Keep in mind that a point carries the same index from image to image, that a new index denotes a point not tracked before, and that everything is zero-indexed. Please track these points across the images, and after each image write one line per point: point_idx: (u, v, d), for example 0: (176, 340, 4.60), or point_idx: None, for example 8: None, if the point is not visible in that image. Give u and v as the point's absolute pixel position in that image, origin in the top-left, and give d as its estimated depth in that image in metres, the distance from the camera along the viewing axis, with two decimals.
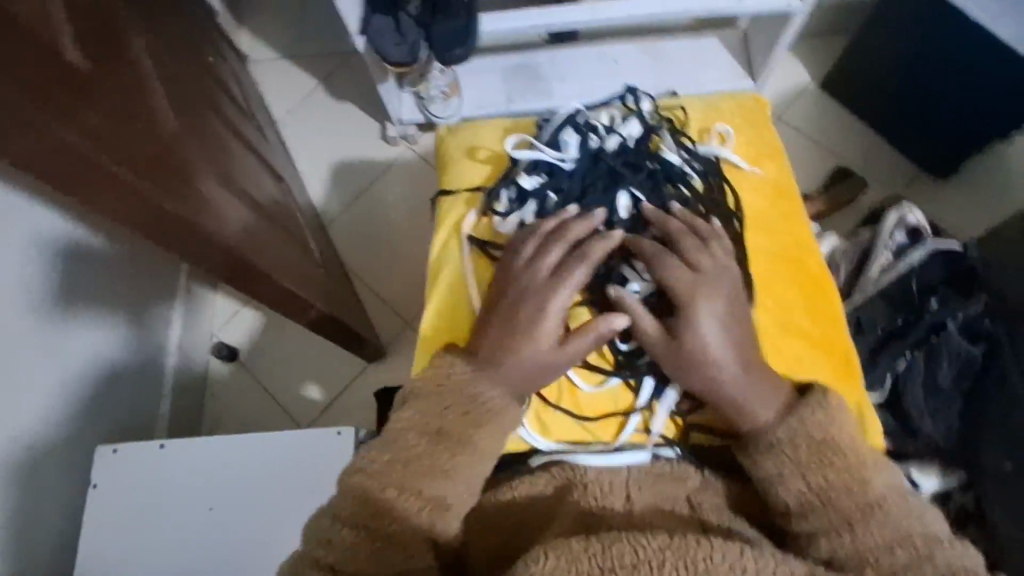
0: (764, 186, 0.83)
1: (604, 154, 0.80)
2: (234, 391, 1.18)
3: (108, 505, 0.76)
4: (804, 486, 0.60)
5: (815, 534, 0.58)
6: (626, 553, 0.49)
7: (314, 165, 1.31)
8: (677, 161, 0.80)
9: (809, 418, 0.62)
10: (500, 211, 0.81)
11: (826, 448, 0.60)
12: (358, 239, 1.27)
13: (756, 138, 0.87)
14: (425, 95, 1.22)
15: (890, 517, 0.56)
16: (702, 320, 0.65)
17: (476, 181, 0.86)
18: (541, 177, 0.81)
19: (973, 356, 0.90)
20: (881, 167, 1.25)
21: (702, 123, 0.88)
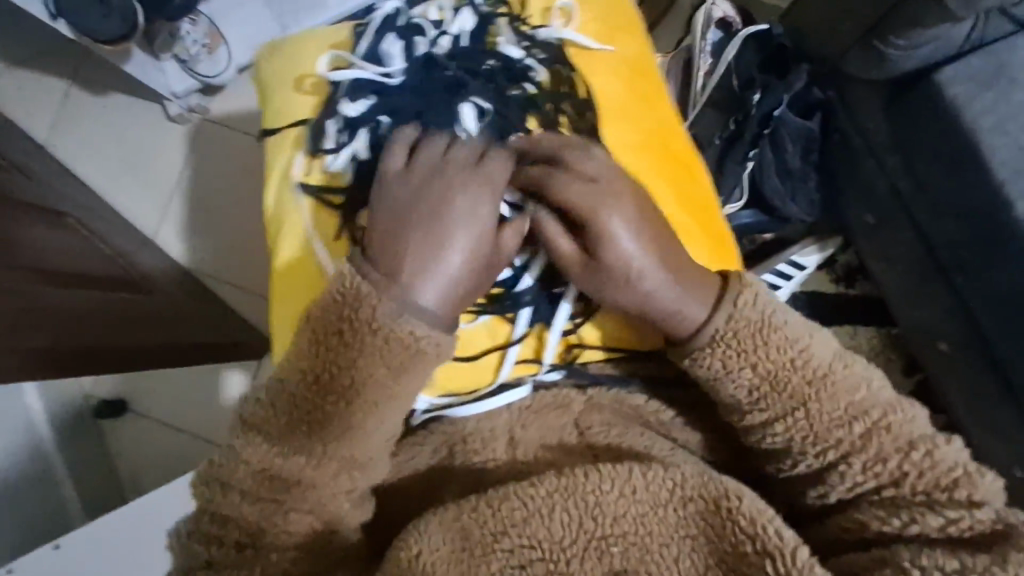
0: (617, 66, 0.73)
1: (436, 60, 0.67)
2: (136, 441, 1.12)
3: None
4: (751, 384, 0.55)
5: (768, 424, 0.55)
6: (514, 510, 0.52)
7: (105, 174, 1.16)
8: (518, 54, 0.69)
9: (745, 305, 0.56)
10: (331, 150, 0.66)
11: (772, 338, 0.55)
12: (193, 234, 1.13)
13: (606, 11, 0.76)
14: (187, 58, 1.04)
15: (834, 395, 0.54)
16: (616, 228, 0.55)
17: (299, 117, 0.71)
18: (369, 100, 0.66)
19: (811, 130, 0.91)
20: None
21: (544, 2, 0.75)
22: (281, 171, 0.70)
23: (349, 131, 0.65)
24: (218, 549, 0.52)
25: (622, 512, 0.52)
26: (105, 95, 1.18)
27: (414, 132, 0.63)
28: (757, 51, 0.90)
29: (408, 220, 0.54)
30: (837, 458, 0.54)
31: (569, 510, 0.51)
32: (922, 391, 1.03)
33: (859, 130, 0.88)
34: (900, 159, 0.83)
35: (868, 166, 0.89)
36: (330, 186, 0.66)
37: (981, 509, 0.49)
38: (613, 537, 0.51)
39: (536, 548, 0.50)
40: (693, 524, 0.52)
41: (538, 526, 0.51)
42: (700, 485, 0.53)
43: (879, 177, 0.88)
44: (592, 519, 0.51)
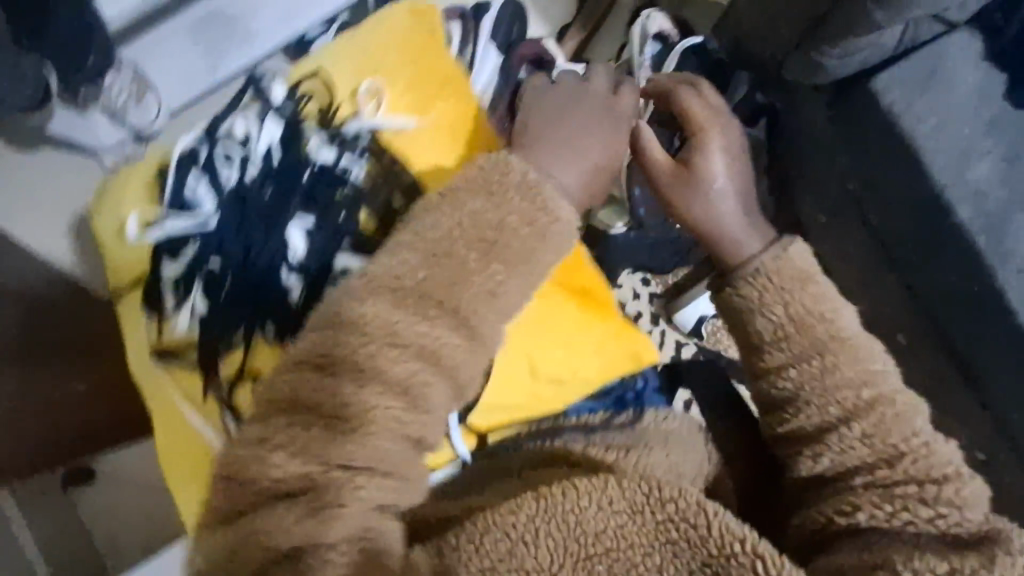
0: (440, 139, 0.68)
1: (245, 191, 0.65)
2: (109, 508, 1.06)
3: None
4: (777, 320, 0.58)
5: (784, 368, 0.57)
6: (499, 541, 0.48)
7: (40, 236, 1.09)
8: (332, 156, 0.66)
9: (793, 256, 0.60)
10: (172, 308, 0.64)
11: (813, 293, 0.59)
12: None
13: (409, 75, 0.71)
14: (113, 109, 1.00)
15: (847, 357, 0.56)
16: (715, 152, 0.69)
17: (140, 271, 0.66)
18: (191, 249, 0.64)
19: (757, 137, 0.91)
20: None
21: (347, 86, 0.70)
22: (136, 348, 0.67)
23: (183, 287, 0.64)
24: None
25: (603, 527, 0.49)
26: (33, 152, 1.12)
27: (246, 270, 0.63)
28: (696, 61, 0.89)
29: (576, 108, 0.69)
30: (846, 428, 0.54)
31: (556, 535, 0.48)
32: None
33: (804, 131, 0.88)
34: (848, 159, 0.83)
35: (816, 164, 0.89)
36: (181, 346, 0.64)
37: (965, 510, 0.50)
38: (597, 555, 0.48)
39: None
40: (679, 549, 0.48)
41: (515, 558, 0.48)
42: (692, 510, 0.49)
43: (827, 175, 0.88)
44: (577, 541, 0.48)
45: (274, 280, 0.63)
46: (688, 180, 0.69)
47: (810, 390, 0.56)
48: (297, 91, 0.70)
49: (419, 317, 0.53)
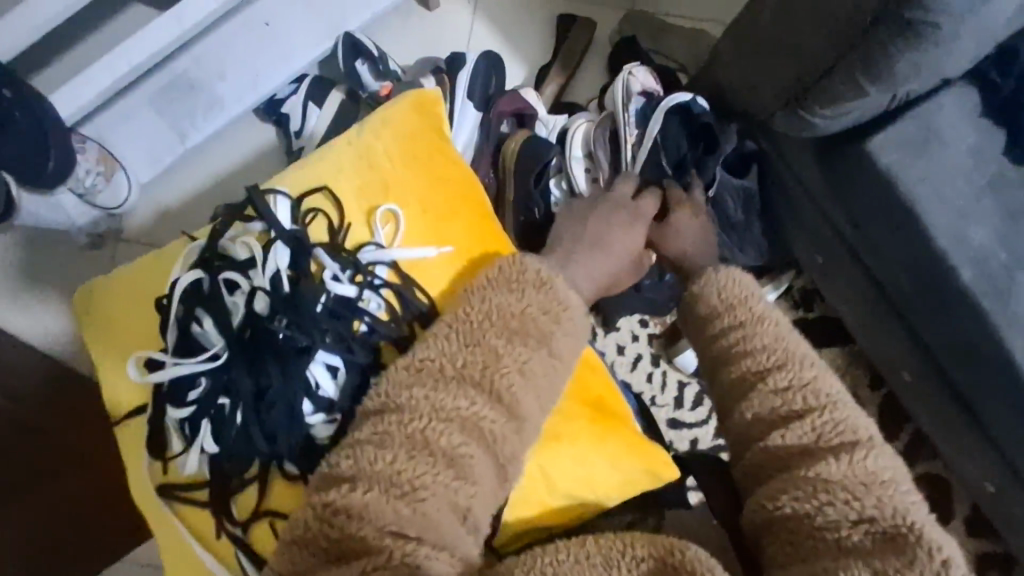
0: (454, 265, 0.67)
1: (254, 328, 0.60)
2: None
3: None
4: (717, 307, 0.67)
5: (724, 334, 0.64)
6: None
7: None
8: (351, 288, 0.62)
9: (744, 292, 0.67)
10: (180, 452, 0.60)
11: (747, 302, 0.66)
12: None
13: (421, 195, 0.69)
14: (85, 191, 0.96)
15: (800, 364, 0.59)
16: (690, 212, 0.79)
17: (143, 403, 0.64)
18: (199, 391, 0.60)
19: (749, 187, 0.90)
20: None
21: (362, 207, 0.68)
22: (140, 491, 0.63)
23: (190, 428, 0.60)
24: None
25: None
26: None
27: (264, 416, 0.58)
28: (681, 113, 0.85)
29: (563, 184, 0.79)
30: (791, 422, 0.55)
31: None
32: (891, 406, 1.03)
33: (795, 178, 0.85)
34: (840, 207, 0.81)
35: (810, 212, 0.87)
36: (192, 486, 0.61)
37: (905, 517, 0.48)
38: None
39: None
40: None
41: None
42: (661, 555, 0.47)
43: (822, 222, 0.86)
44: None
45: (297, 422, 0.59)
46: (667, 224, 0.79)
47: (743, 348, 0.62)
48: (303, 208, 0.66)
49: (417, 418, 0.53)
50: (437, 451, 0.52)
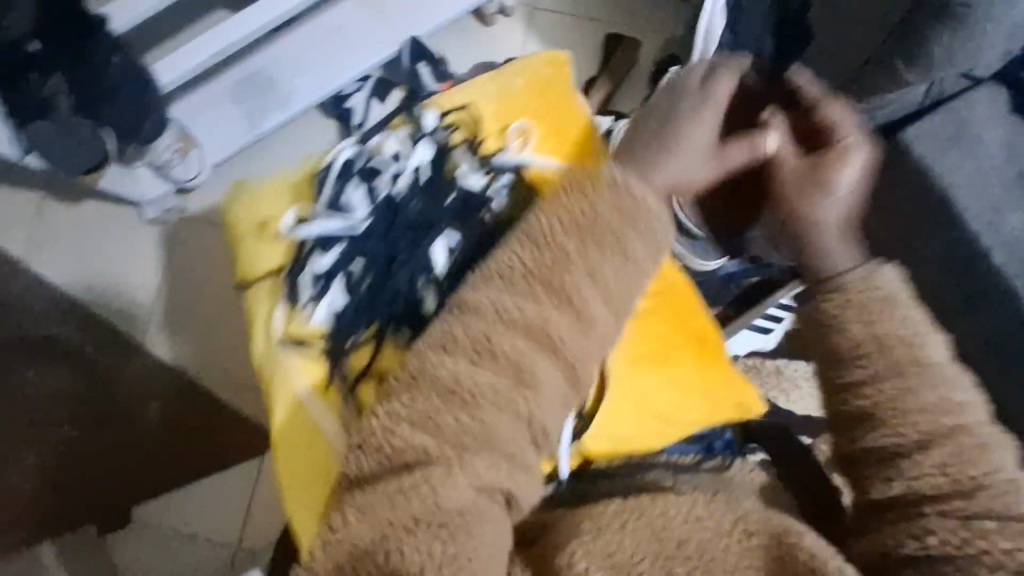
0: None
1: (398, 203, 0.69)
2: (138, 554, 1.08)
3: None
4: (840, 307, 0.55)
5: (866, 376, 0.52)
6: (579, 549, 0.52)
7: (86, 281, 1.13)
8: (479, 185, 0.69)
9: (885, 285, 0.54)
10: (309, 300, 0.67)
11: (885, 306, 0.54)
12: (186, 342, 1.13)
13: (555, 117, 0.74)
14: (161, 163, 1.04)
15: (924, 382, 0.51)
16: (851, 158, 0.59)
17: (271, 268, 0.70)
18: (336, 251, 0.68)
19: None
20: (642, 24, 1.20)
21: (499, 122, 0.74)
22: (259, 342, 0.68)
23: (324, 280, 0.67)
24: None
25: (686, 535, 0.52)
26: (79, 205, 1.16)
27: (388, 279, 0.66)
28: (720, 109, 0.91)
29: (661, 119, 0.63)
30: (912, 449, 0.50)
31: (637, 530, 0.52)
32: None
33: None
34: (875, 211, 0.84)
35: None
36: (310, 339, 0.66)
37: None
38: (678, 559, 0.51)
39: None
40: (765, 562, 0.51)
41: (592, 555, 0.51)
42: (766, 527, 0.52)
43: None
44: (659, 541, 0.52)
45: (414, 295, 0.65)
46: (811, 178, 0.59)
47: (890, 400, 0.51)
48: (445, 121, 0.74)
49: (478, 323, 0.54)
50: (500, 358, 0.53)
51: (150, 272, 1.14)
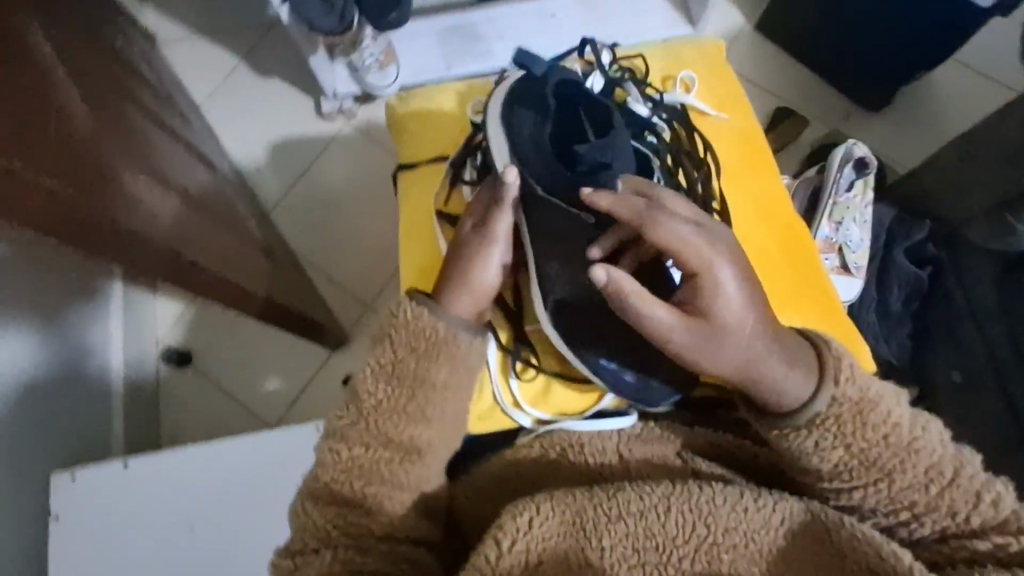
0: (734, 142, 0.79)
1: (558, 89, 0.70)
2: (192, 396, 1.14)
3: (73, 541, 0.70)
4: (817, 425, 0.55)
5: (856, 490, 0.56)
6: (633, 500, 0.53)
7: (248, 141, 1.25)
8: (645, 112, 0.73)
9: (849, 378, 0.56)
10: (468, 180, 0.76)
11: (852, 417, 0.55)
12: (306, 226, 1.22)
13: (721, 87, 0.83)
14: (360, 66, 1.13)
15: (912, 463, 0.54)
16: (725, 291, 0.56)
17: (432, 153, 0.81)
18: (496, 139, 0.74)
19: (920, 279, 0.96)
20: (816, 105, 1.24)
21: (664, 72, 0.83)
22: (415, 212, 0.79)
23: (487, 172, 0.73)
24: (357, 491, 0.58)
25: (733, 525, 0.52)
26: (266, 79, 1.28)
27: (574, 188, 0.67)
28: (859, 181, 0.95)
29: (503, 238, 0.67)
30: (909, 517, 0.55)
31: (684, 515, 0.52)
32: None
33: (966, 293, 0.92)
34: (1004, 328, 0.86)
35: (965, 325, 0.92)
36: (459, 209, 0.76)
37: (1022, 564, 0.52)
38: (723, 544, 0.52)
39: (648, 542, 0.51)
40: (796, 549, 0.53)
41: (642, 526, 0.51)
42: (806, 521, 0.54)
43: (974, 339, 0.90)
44: (705, 525, 0.52)
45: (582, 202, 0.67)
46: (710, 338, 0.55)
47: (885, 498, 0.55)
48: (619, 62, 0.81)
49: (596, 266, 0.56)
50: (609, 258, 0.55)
51: (303, 158, 1.25)
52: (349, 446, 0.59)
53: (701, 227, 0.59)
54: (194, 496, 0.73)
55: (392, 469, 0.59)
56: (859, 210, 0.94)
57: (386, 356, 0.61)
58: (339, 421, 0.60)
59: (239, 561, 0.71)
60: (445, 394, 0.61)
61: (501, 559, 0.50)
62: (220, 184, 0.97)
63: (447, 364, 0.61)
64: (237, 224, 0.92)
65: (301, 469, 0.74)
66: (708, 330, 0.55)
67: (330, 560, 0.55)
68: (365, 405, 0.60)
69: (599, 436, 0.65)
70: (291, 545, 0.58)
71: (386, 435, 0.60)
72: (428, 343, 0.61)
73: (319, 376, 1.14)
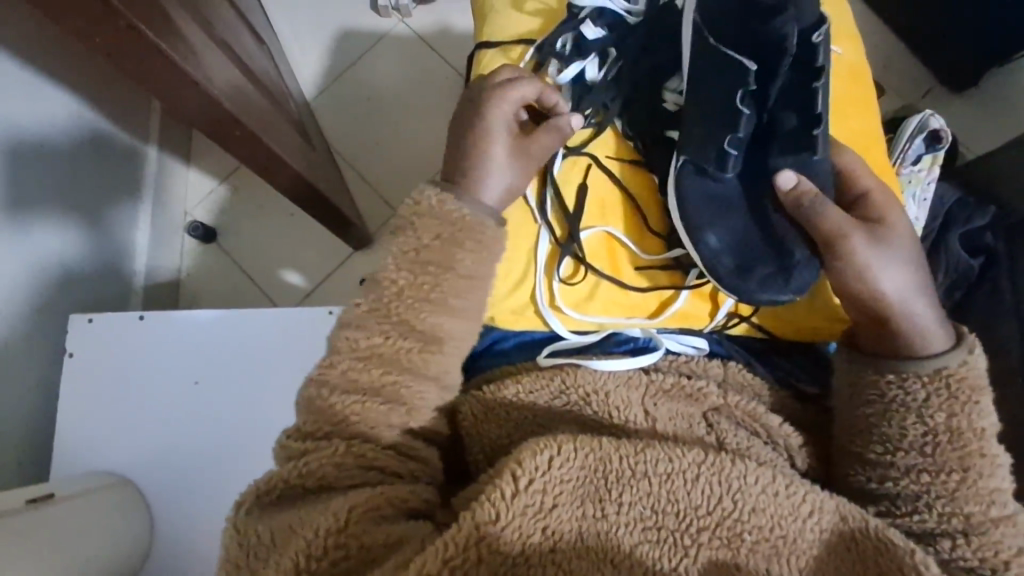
0: (843, 78, 0.70)
1: None
2: (210, 272, 1.14)
3: (82, 377, 0.72)
4: (926, 380, 0.55)
5: (918, 471, 0.54)
6: (662, 460, 0.49)
7: (302, 26, 1.22)
8: None
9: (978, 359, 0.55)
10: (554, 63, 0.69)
11: (958, 386, 0.54)
12: (348, 121, 1.20)
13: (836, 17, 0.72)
14: None
15: (983, 473, 0.53)
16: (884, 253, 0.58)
17: (520, 37, 0.72)
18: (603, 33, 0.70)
19: (969, 269, 0.91)
20: (895, 75, 1.17)
21: None
22: None
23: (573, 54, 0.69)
24: (361, 382, 0.55)
25: (759, 505, 0.49)
26: None
27: None
28: (926, 144, 0.89)
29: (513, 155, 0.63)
30: (957, 533, 0.52)
31: (711, 486, 0.49)
32: None
33: (1015, 291, 0.88)
34: None
35: (1009, 324, 0.87)
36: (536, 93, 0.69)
37: None
38: (747, 524, 0.48)
39: (668, 506, 0.48)
40: (820, 548, 0.49)
41: (665, 489, 0.48)
42: (837, 523, 0.50)
43: (1013, 339, 0.87)
44: (732, 500, 0.48)
45: None
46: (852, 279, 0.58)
47: (944, 494, 0.53)
48: None
49: None
50: None
51: (354, 52, 1.22)
52: (368, 335, 0.56)
53: (885, 190, 0.62)
54: (199, 355, 0.73)
55: (409, 357, 0.56)
56: (923, 185, 0.89)
57: (411, 242, 0.58)
58: (359, 309, 0.57)
59: (233, 429, 0.72)
60: (470, 284, 0.58)
61: (516, 496, 0.46)
62: (267, 59, 0.94)
63: (471, 254, 0.58)
64: (279, 100, 0.90)
65: (307, 349, 0.74)
66: (856, 252, 0.57)
67: (343, 453, 0.52)
68: (389, 301, 0.57)
69: (627, 382, 0.60)
70: (304, 427, 0.55)
71: (400, 319, 0.56)
72: (451, 228, 0.58)
73: (337, 273, 1.14)
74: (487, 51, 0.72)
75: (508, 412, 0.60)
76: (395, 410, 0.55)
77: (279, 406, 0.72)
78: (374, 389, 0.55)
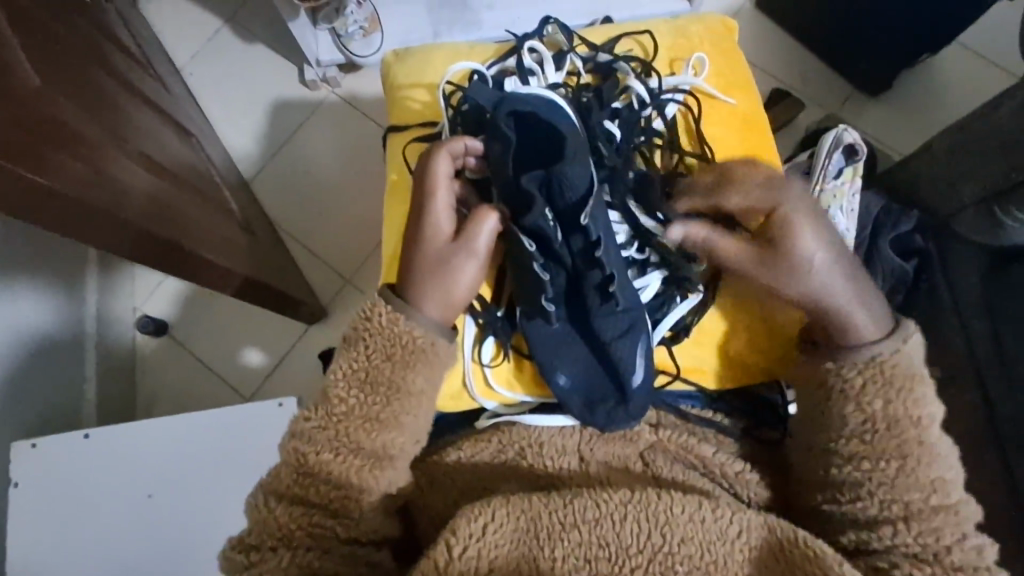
0: (738, 128, 0.72)
1: None
2: (167, 367, 1.13)
3: (32, 507, 0.71)
4: (844, 363, 0.57)
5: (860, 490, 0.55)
6: (589, 508, 0.50)
7: (232, 111, 1.23)
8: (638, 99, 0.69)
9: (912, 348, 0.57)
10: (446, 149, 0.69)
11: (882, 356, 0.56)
12: (287, 199, 1.20)
13: (732, 68, 0.75)
14: (344, 33, 1.15)
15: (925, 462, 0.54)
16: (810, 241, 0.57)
17: (428, 118, 0.73)
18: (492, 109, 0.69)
19: (905, 271, 0.94)
20: (813, 87, 1.21)
21: (672, 53, 0.75)
22: (398, 184, 0.72)
23: None
24: (314, 490, 0.54)
25: (689, 534, 0.49)
26: (252, 46, 1.26)
27: None
28: (845, 159, 0.91)
29: (452, 243, 0.58)
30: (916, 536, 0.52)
31: (640, 523, 0.49)
32: None
33: (951, 288, 0.91)
34: (986, 325, 0.85)
35: (951, 322, 0.90)
36: None
37: None
38: (678, 556, 0.48)
39: (599, 552, 0.48)
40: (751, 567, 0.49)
41: (595, 535, 0.48)
42: (764, 538, 0.51)
43: (957, 337, 0.89)
44: (661, 535, 0.49)
45: None
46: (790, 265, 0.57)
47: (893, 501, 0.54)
48: (621, 44, 0.75)
49: None
50: None
51: (286, 129, 1.23)
52: (317, 450, 0.55)
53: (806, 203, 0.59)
54: (149, 467, 0.73)
55: (360, 475, 0.55)
56: (848, 198, 0.90)
57: (361, 360, 0.57)
58: (305, 423, 0.56)
59: (193, 537, 0.71)
60: (420, 400, 0.58)
61: (449, 567, 0.46)
62: (194, 155, 0.94)
63: (424, 372, 0.58)
64: (211, 196, 0.90)
65: (258, 447, 0.74)
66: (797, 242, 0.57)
67: (287, 564, 0.52)
68: (337, 412, 0.56)
69: (560, 433, 0.62)
70: (247, 538, 0.54)
71: (356, 442, 0.55)
72: (382, 340, 0.57)
73: (295, 350, 1.13)
74: (398, 135, 0.73)
75: (450, 474, 0.61)
76: (347, 523, 0.54)
77: (237, 507, 0.72)
78: (332, 496, 0.54)
